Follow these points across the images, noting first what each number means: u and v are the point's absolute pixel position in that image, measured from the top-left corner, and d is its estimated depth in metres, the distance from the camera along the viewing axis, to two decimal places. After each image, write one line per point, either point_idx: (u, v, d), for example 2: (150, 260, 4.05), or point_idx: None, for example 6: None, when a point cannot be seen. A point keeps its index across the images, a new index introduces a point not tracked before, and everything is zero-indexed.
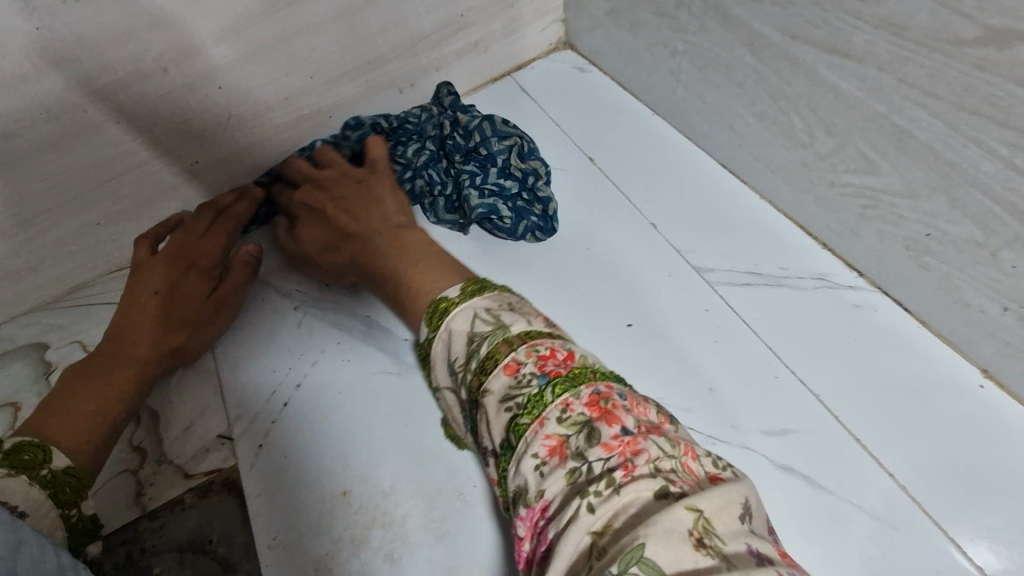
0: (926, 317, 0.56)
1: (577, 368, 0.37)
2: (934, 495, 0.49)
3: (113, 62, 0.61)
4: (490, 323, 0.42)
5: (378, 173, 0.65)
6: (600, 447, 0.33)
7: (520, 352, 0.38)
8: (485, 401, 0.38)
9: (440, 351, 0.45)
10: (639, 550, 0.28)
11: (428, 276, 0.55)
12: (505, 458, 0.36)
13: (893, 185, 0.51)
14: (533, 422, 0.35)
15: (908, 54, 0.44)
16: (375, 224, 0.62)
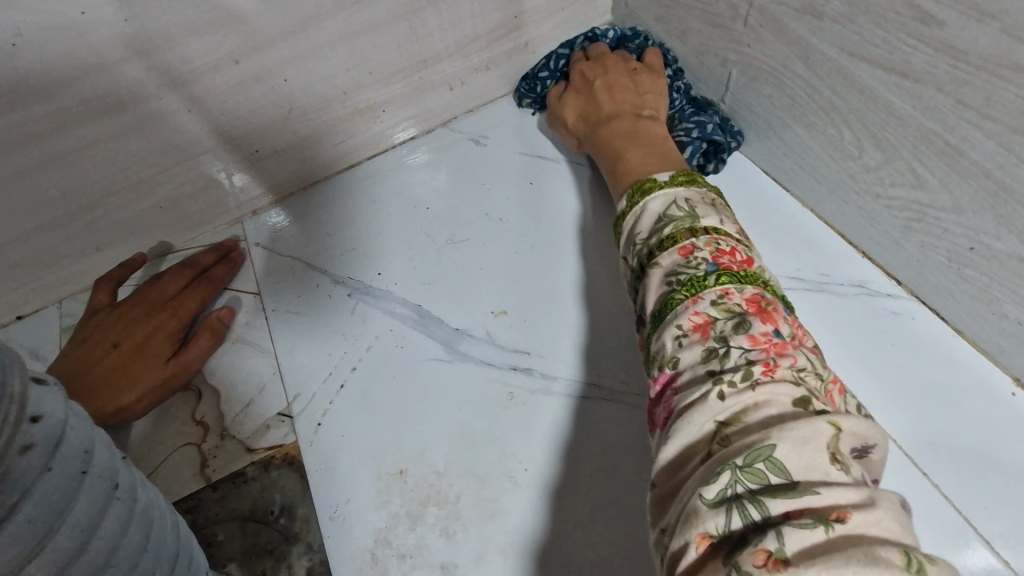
0: (962, 327, 0.58)
1: (747, 272, 0.43)
2: (962, 492, 0.52)
3: (192, 53, 0.63)
4: (683, 211, 0.49)
5: (647, 70, 0.73)
6: (744, 338, 0.38)
7: (699, 241, 0.45)
8: (653, 270, 0.46)
9: (629, 223, 0.52)
10: (769, 449, 0.31)
11: (645, 157, 0.63)
12: (653, 326, 0.44)
13: (939, 201, 0.53)
14: (688, 298, 0.42)
15: (968, 78, 0.46)
16: (621, 107, 0.70)
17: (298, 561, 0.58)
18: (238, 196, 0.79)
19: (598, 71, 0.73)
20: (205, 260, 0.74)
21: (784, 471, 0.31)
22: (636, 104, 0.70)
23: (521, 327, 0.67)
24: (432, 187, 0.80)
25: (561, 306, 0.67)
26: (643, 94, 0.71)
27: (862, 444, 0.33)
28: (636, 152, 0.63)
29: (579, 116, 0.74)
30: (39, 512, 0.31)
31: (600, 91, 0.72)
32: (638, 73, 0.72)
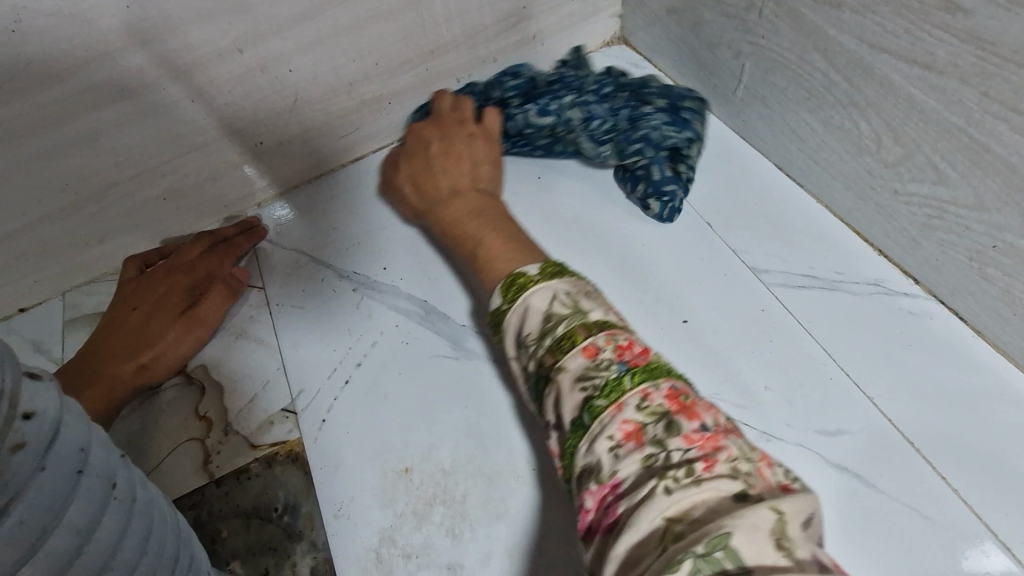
0: (982, 328, 0.57)
1: (655, 361, 0.37)
2: (980, 497, 0.51)
3: (195, 42, 0.62)
4: (568, 306, 0.42)
5: (482, 133, 0.66)
6: (680, 438, 0.33)
7: (600, 338, 0.39)
8: (558, 378, 0.38)
9: (511, 323, 0.44)
10: (726, 537, 0.28)
11: (503, 245, 0.54)
12: (574, 436, 0.37)
13: (961, 197, 0.52)
14: (609, 404, 0.36)
15: (995, 70, 0.45)
16: (461, 179, 0.63)
17: (302, 560, 0.57)
18: (241, 189, 0.77)
19: (434, 133, 0.66)
20: (226, 232, 0.74)
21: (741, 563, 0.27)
22: (473, 176, 0.63)
23: None
24: None
25: None
26: (479, 166, 0.64)
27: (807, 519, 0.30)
28: (494, 241, 0.55)
29: (415, 186, 0.65)
30: (31, 514, 0.29)
31: (434, 155, 0.64)
32: (474, 136, 0.66)
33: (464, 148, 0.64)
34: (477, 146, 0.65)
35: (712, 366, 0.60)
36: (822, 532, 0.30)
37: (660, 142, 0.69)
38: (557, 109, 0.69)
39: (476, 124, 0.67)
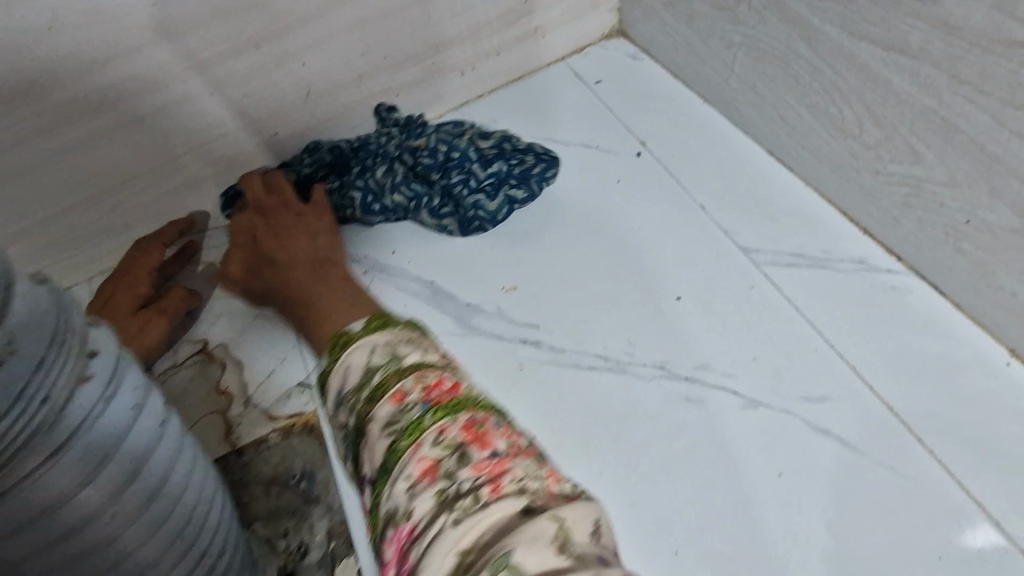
0: (959, 300, 0.60)
1: (461, 395, 0.39)
2: (956, 458, 0.54)
3: (215, 38, 0.66)
4: (386, 355, 0.43)
5: (317, 212, 0.70)
6: (468, 468, 0.35)
7: (408, 381, 0.40)
8: (369, 428, 0.40)
9: (335, 383, 0.44)
10: (507, 555, 0.30)
11: (338, 306, 0.58)
12: (380, 482, 0.38)
13: (936, 175, 0.55)
14: (409, 444, 0.37)
15: (962, 53, 0.48)
16: (301, 256, 0.65)
17: (319, 522, 0.61)
18: None
19: (262, 221, 0.68)
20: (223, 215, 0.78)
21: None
22: (315, 250, 0.66)
23: (530, 302, 0.69)
24: None
25: (567, 282, 0.70)
26: (316, 239, 0.67)
27: (590, 527, 0.32)
28: (325, 304, 0.60)
29: (247, 271, 0.67)
30: (93, 440, 0.35)
31: (264, 238, 0.66)
32: (305, 214, 0.69)
33: (293, 227, 0.67)
34: (292, 222, 0.68)
35: (702, 340, 0.63)
36: (609, 539, 0.33)
37: (491, 215, 0.73)
38: (382, 206, 0.75)
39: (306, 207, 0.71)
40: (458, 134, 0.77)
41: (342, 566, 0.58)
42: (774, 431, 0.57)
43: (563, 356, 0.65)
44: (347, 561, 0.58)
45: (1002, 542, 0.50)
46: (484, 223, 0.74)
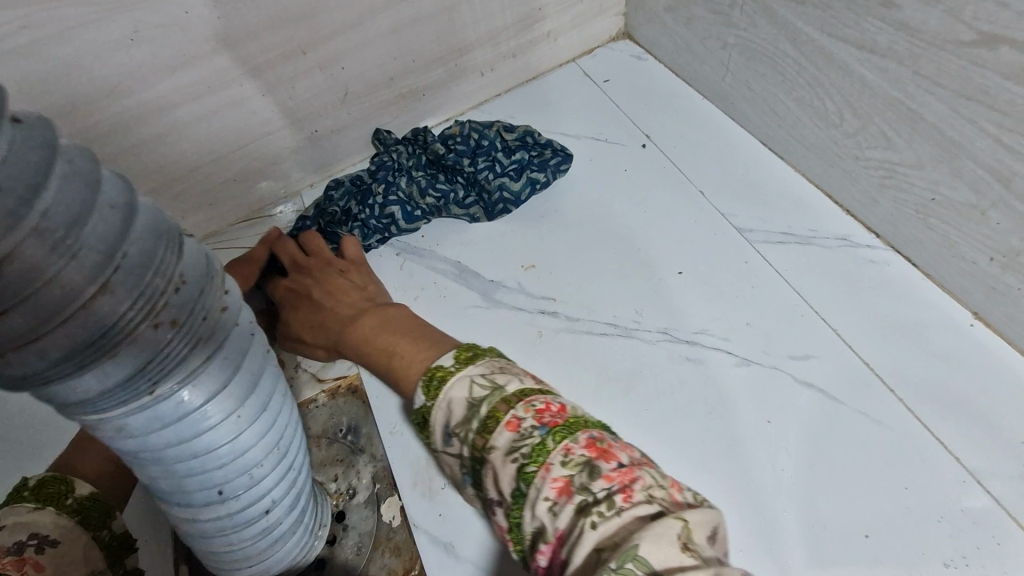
0: (930, 271, 0.67)
1: (571, 417, 0.41)
2: (925, 406, 0.61)
3: (267, 46, 0.75)
4: (487, 386, 0.45)
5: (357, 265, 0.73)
6: (601, 479, 0.37)
7: (519, 408, 0.42)
8: (491, 457, 0.41)
9: (438, 417, 0.47)
10: (635, 547, 0.32)
11: (415, 346, 0.59)
12: (517, 506, 0.39)
13: (906, 158, 0.62)
14: (538, 468, 0.39)
15: (922, 51, 0.55)
16: (356, 307, 0.68)
17: (364, 468, 0.69)
18: (298, 172, 0.90)
19: (310, 283, 0.71)
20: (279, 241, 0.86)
21: (649, 565, 0.31)
22: (369, 297, 0.70)
23: (548, 277, 0.77)
24: None
25: (581, 260, 0.78)
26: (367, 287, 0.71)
27: (710, 529, 0.34)
28: (406, 348, 0.59)
29: (313, 326, 0.69)
30: (250, 369, 0.39)
31: (320, 297, 0.70)
32: (347, 269, 0.72)
33: (338, 282, 0.70)
34: (335, 277, 0.71)
35: (701, 309, 0.71)
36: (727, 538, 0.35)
37: (515, 196, 0.82)
38: (421, 210, 0.83)
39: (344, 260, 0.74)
40: (484, 125, 0.86)
41: (386, 504, 0.67)
42: (763, 386, 0.65)
43: (578, 327, 0.73)
44: (390, 501, 0.67)
45: (963, 476, 0.57)
46: (510, 206, 0.83)
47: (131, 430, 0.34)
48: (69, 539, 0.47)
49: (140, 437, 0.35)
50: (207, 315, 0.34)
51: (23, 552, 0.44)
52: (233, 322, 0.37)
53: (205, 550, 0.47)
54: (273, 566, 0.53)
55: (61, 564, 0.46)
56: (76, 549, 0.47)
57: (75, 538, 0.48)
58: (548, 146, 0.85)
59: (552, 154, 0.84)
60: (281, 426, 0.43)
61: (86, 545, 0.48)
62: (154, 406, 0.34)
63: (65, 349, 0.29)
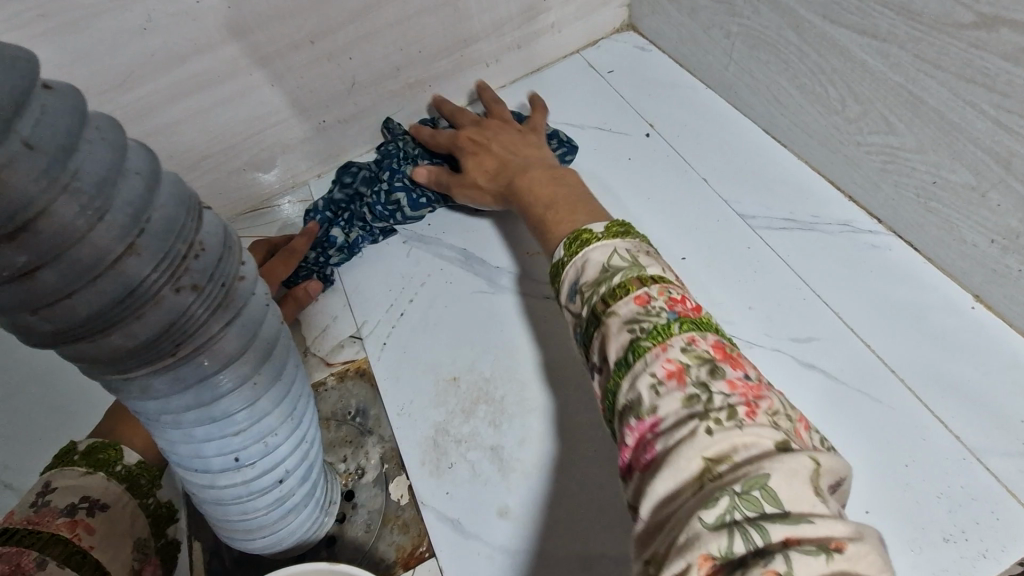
0: (931, 254, 0.68)
1: (702, 317, 0.42)
2: (925, 386, 0.61)
3: (278, 35, 0.76)
4: (627, 259, 0.48)
5: (536, 133, 0.82)
6: (722, 383, 0.37)
7: (652, 290, 0.44)
8: (609, 320, 0.43)
9: (571, 274, 0.51)
10: (762, 476, 0.31)
11: (563, 211, 0.63)
12: (617, 373, 0.41)
13: (907, 142, 0.63)
14: (654, 344, 0.40)
15: (922, 35, 0.56)
16: (533, 160, 0.75)
17: (373, 449, 0.70)
18: (307, 161, 0.92)
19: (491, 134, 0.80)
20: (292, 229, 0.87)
21: (778, 501, 0.30)
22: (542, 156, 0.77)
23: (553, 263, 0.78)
24: None
25: None
26: (541, 149, 0.78)
27: (834, 481, 0.33)
28: (562, 206, 0.64)
29: (491, 174, 0.77)
30: (266, 332, 0.40)
31: (495, 149, 0.78)
32: (527, 133, 0.81)
33: (515, 139, 0.79)
34: (517, 137, 0.80)
35: (704, 294, 0.72)
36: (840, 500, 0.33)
37: None
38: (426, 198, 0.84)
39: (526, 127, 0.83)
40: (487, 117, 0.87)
41: (394, 483, 0.68)
42: (764, 366, 0.66)
43: None
44: (398, 480, 0.68)
45: (964, 455, 0.57)
46: None
47: (154, 392, 0.36)
48: (115, 503, 0.53)
49: (162, 399, 0.36)
50: (226, 282, 0.36)
51: (75, 513, 0.50)
52: (250, 291, 0.38)
53: (221, 517, 0.48)
54: (285, 536, 0.55)
55: (107, 528, 0.51)
56: (123, 513, 0.54)
57: (121, 503, 0.54)
58: (555, 138, 0.86)
59: (558, 144, 0.85)
60: (295, 394, 0.44)
61: (131, 510, 0.54)
62: (176, 368, 0.35)
63: (94, 307, 0.30)
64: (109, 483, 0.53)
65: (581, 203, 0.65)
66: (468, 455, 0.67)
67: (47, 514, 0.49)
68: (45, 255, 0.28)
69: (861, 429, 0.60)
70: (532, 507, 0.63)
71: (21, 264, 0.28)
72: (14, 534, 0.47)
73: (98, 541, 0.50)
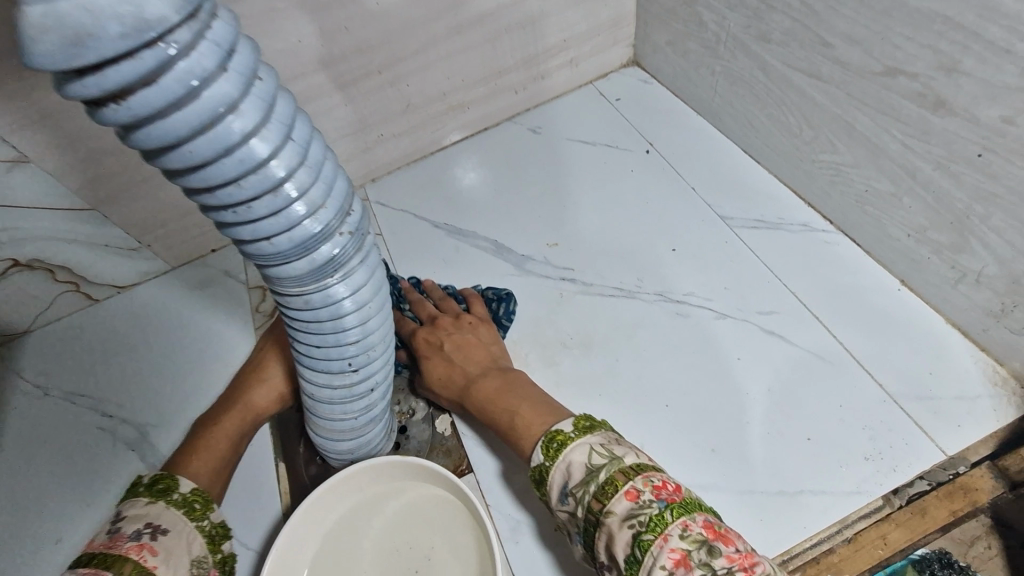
0: (869, 249, 0.85)
1: (684, 497, 0.57)
2: (859, 347, 0.79)
3: (353, 68, 0.96)
4: (606, 456, 0.61)
5: (485, 322, 0.84)
6: (721, 557, 0.52)
7: (638, 482, 0.58)
8: (609, 520, 0.57)
9: (557, 478, 0.63)
10: None
11: (534, 411, 0.71)
12: (632, 568, 0.54)
13: (847, 159, 0.81)
14: (656, 537, 0.54)
15: (851, 79, 0.75)
16: (484, 366, 0.79)
17: (421, 395, 0.88)
18: (365, 169, 1.11)
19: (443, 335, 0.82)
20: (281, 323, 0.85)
21: None
22: (491, 357, 0.80)
23: (569, 252, 0.96)
24: (500, 162, 1.11)
25: (595, 239, 0.97)
26: (490, 347, 0.81)
27: None
28: (528, 411, 0.71)
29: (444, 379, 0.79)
30: (380, 275, 0.58)
31: (452, 350, 0.80)
32: (477, 325, 0.83)
33: (469, 337, 0.81)
34: (469, 334, 0.82)
35: (689, 278, 0.90)
36: None
37: None
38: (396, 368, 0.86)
39: (474, 317, 0.85)
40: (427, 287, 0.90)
41: (440, 420, 0.85)
42: (733, 332, 0.83)
43: (592, 288, 0.92)
44: (443, 418, 0.85)
45: (885, 398, 0.74)
46: None
47: (312, 303, 0.54)
48: (175, 527, 0.61)
49: (314, 310, 0.54)
50: (362, 235, 0.54)
51: (141, 538, 0.59)
52: (371, 245, 0.56)
53: (324, 417, 0.66)
54: (362, 445, 0.72)
55: (167, 549, 0.59)
56: (179, 537, 0.61)
57: (179, 526, 0.62)
58: (488, 299, 0.89)
59: (497, 302, 0.88)
60: (389, 325, 0.62)
61: (189, 532, 0.62)
62: (328, 287, 0.53)
63: (294, 243, 0.48)
64: (167, 509, 0.62)
65: (539, 399, 0.73)
66: None
67: (119, 539, 0.58)
68: (281, 206, 0.45)
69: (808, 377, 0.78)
70: None
71: (267, 212, 0.45)
72: (95, 557, 0.57)
73: (160, 561, 0.58)
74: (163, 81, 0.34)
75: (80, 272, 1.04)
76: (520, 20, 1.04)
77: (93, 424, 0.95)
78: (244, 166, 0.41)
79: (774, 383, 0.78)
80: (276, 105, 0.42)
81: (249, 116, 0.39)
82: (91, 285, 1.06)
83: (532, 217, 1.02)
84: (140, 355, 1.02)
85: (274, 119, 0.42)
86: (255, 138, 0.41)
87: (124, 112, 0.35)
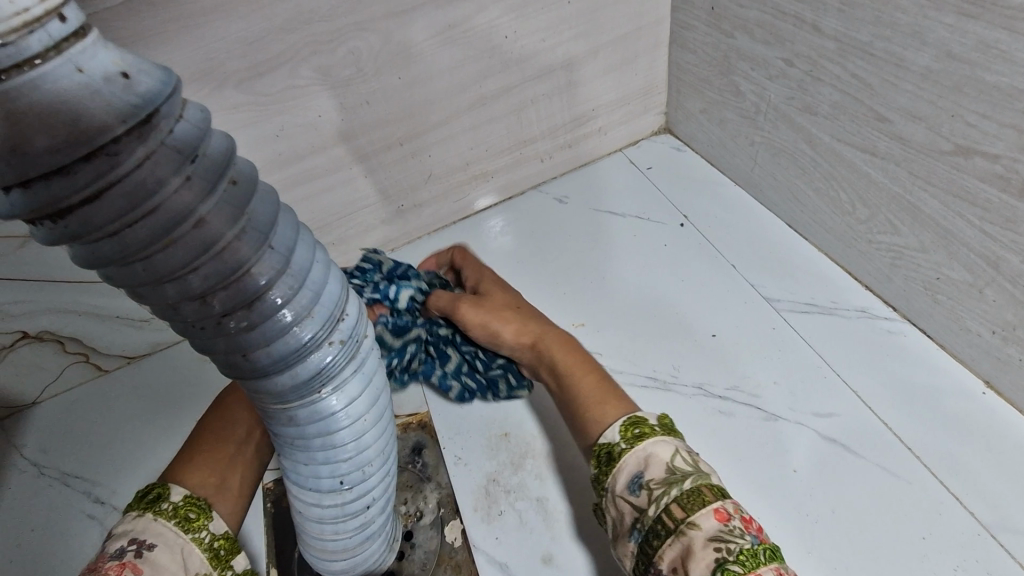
0: (943, 342, 0.75)
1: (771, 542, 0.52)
2: (940, 464, 0.67)
3: (375, 141, 0.92)
4: (689, 466, 0.58)
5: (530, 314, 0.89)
6: None
7: (729, 508, 0.54)
8: (693, 532, 0.52)
9: (631, 466, 0.60)
10: None
11: (603, 390, 0.70)
12: None
13: (911, 243, 0.72)
14: (743, 569, 0.49)
15: (914, 156, 0.66)
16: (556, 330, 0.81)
17: (431, 494, 0.78)
18: (385, 239, 1.06)
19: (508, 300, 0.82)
20: None
21: None
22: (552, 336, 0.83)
23: (595, 333, 0.88)
24: (523, 232, 1.06)
25: (624, 319, 0.89)
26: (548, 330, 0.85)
27: None
28: (602, 388, 0.71)
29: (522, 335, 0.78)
30: (378, 379, 0.51)
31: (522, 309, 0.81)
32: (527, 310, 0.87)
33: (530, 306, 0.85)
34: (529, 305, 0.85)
35: (734, 369, 0.80)
36: None
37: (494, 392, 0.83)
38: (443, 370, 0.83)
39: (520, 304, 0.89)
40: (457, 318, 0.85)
41: (449, 526, 0.75)
42: (784, 437, 0.72)
43: (622, 378, 0.82)
44: (453, 524, 0.75)
45: (978, 529, 0.62)
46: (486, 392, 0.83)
47: (298, 419, 0.47)
48: (166, 543, 0.52)
49: (301, 426, 0.48)
50: (358, 340, 0.47)
51: (123, 556, 0.50)
52: (369, 346, 0.49)
53: (314, 535, 0.58)
54: (359, 563, 0.63)
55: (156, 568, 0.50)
56: (171, 553, 0.52)
57: (172, 541, 0.53)
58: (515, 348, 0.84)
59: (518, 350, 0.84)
60: (390, 431, 0.55)
61: (183, 546, 0.53)
62: (317, 402, 0.46)
63: (274, 358, 0.41)
64: (155, 522, 0.53)
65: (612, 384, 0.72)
66: (516, 505, 0.75)
67: (101, 561, 0.50)
68: (256, 321, 0.39)
69: (872, 498, 0.66)
70: (571, 556, 0.70)
71: (240, 324, 0.38)
72: None
73: None
74: (108, 195, 0.30)
75: (89, 343, 1.00)
76: (548, 90, 1.00)
77: (84, 511, 0.89)
78: (211, 282, 0.36)
79: (838, 503, 0.67)
80: (253, 207, 0.37)
81: (215, 226, 0.34)
82: (100, 355, 1.03)
83: (558, 293, 0.94)
84: (144, 435, 0.97)
85: (249, 224, 0.37)
86: (226, 248, 0.36)
87: (62, 232, 0.30)
